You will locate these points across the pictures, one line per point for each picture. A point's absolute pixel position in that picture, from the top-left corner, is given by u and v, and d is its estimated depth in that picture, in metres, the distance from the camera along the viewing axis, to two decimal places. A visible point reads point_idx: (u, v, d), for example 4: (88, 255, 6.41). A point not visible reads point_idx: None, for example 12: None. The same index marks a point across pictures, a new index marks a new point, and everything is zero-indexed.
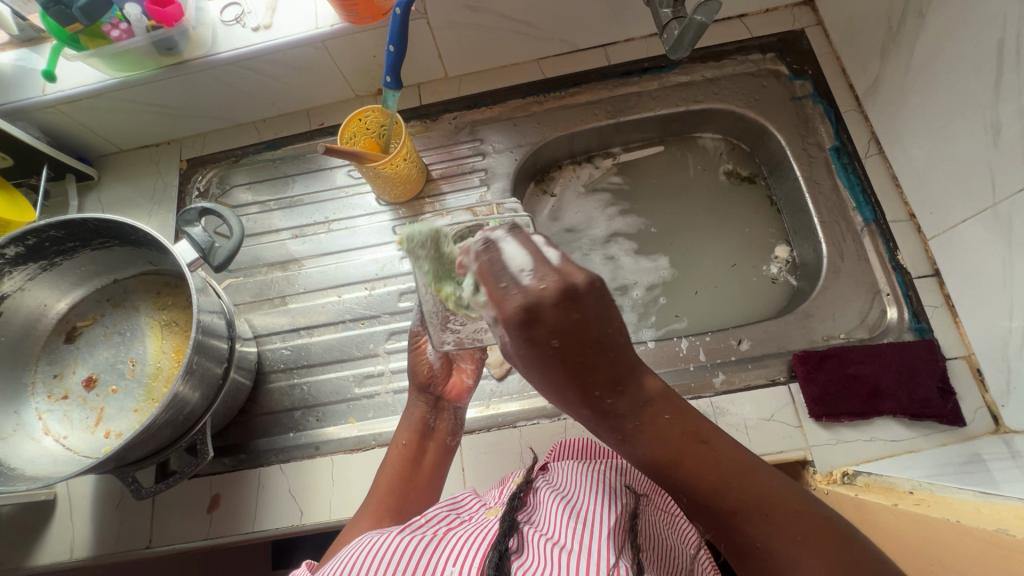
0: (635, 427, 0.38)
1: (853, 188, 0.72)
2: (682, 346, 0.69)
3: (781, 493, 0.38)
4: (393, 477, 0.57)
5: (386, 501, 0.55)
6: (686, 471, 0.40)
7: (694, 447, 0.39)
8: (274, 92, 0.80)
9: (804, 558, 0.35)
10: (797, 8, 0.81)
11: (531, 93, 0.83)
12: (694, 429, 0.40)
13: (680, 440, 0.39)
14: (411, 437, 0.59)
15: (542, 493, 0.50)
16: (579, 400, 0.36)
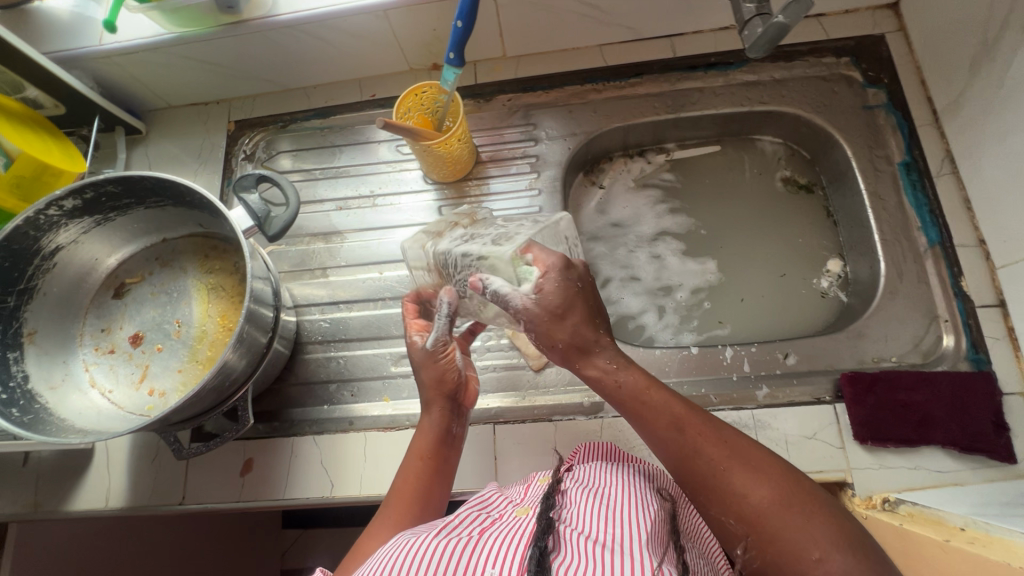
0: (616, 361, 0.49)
1: (920, 206, 0.70)
2: (726, 354, 0.67)
3: (739, 447, 0.45)
4: (414, 482, 0.54)
5: (407, 509, 0.52)
6: (650, 417, 0.48)
7: (660, 393, 0.48)
8: (330, 59, 0.79)
9: (754, 475, 0.43)
10: (879, 11, 0.77)
11: (589, 80, 0.80)
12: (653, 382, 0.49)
13: (641, 391, 0.48)
14: (431, 444, 0.56)
15: (571, 491, 0.49)
16: (578, 328, 0.49)
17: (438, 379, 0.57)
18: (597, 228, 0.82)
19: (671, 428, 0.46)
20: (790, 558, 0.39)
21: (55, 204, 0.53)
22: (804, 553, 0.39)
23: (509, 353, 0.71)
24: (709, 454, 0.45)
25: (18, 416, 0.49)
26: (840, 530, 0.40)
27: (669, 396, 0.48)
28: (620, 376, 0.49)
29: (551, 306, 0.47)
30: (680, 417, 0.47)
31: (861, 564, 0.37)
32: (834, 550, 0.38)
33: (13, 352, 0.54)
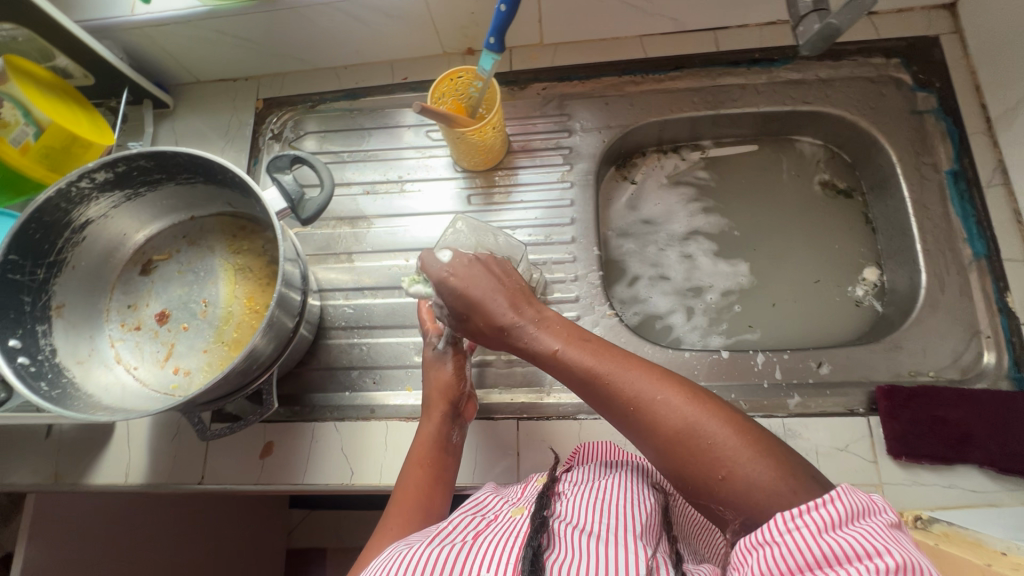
0: (535, 329, 0.50)
1: (967, 217, 0.67)
2: (758, 360, 0.66)
3: (654, 381, 0.45)
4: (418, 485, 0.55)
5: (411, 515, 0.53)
6: (564, 372, 0.48)
7: (581, 343, 0.48)
8: (363, 38, 0.77)
9: (667, 404, 0.43)
10: (934, 12, 0.74)
11: (627, 71, 0.78)
12: (564, 336, 0.49)
13: (559, 346, 0.49)
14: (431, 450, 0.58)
15: (567, 489, 0.48)
16: (490, 318, 0.51)
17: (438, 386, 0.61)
18: (627, 225, 0.81)
19: (591, 376, 0.47)
20: (702, 480, 0.41)
21: (87, 176, 0.52)
22: (713, 472, 0.41)
23: None
24: (619, 397, 0.45)
25: (46, 391, 0.49)
26: (744, 442, 0.41)
27: (579, 347, 0.48)
28: (536, 339, 0.50)
29: (465, 308, 0.52)
30: (590, 365, 0.47)
31: (764, 474, 0.39)
32: (745, 464, 0.40)
33: (42, 325, 0.54)
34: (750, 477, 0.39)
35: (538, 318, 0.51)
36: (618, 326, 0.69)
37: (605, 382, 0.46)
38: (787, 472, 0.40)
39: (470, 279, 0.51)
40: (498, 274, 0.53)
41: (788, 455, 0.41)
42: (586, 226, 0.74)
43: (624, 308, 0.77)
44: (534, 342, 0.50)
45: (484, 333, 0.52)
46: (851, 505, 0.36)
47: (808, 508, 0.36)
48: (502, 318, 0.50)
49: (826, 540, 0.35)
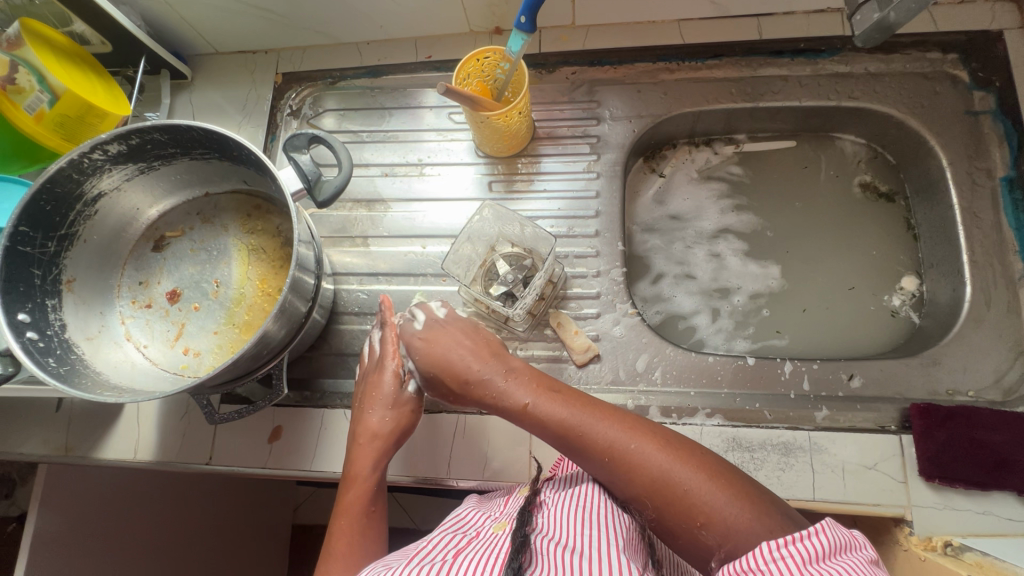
0: (501, 382, 0.51)
1: (1019, 229, 0.63)
2: (785, 369, 0.63)
3: (621, 427, 0.46)
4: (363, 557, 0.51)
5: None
6: (538, 426, 0.48)
7: (548, 396, 0.49)
8: (386, 13, 0.74)
9: (638, 451, 0.44)
10: (999, 4, 0.68)
11: (662, 58, 0.74)
12: (533, 388, 0.50)
13: (530, 399, 0.49)
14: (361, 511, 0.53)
15: (549, 504, 0.46)
16: (457, 369, 0.53)
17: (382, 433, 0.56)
18: (653, 220, 0.78)
19: (561, 429, 0.47)
20: (681, 527, 0.42)
21: (99, 147, 0.50)
22: (691, 519, 0.41)
23: (551, 345, 0.67)
24: (593, 448, 0.45)
25: (54, 367, 0.47)
26: (718, 488, 0.41)
27: (547, 400, 0.48)
28: (507, 391, 0.50)
29: (437, 369, 0.53)
30: (562, 418, 0.47)
31: (740, 512, 0.40)
32: (724, 504, 0.40)
33: (52, 299, 0.52)
34: (729, 523, 0.40)
35: (507, 373, 0.51)
36: (639, 326, 0.66)
37: (576, 434, 0.46)
38: (762, 508, 0.40)
39: (438, 340, 0.54)
40: (467, 335, 0.55)
41: (762, 494, 0.42)
42: (610, 220, 0.71)
43: (646, 306, 0.75)
44: (507, 393, 0.50)
45: (451, 389, 0.54)
46: (834, 539, 0.36)
47: (793, 539, 0.36)
48: (468, 372, 0.52)
49: (810, 572, 0.34)
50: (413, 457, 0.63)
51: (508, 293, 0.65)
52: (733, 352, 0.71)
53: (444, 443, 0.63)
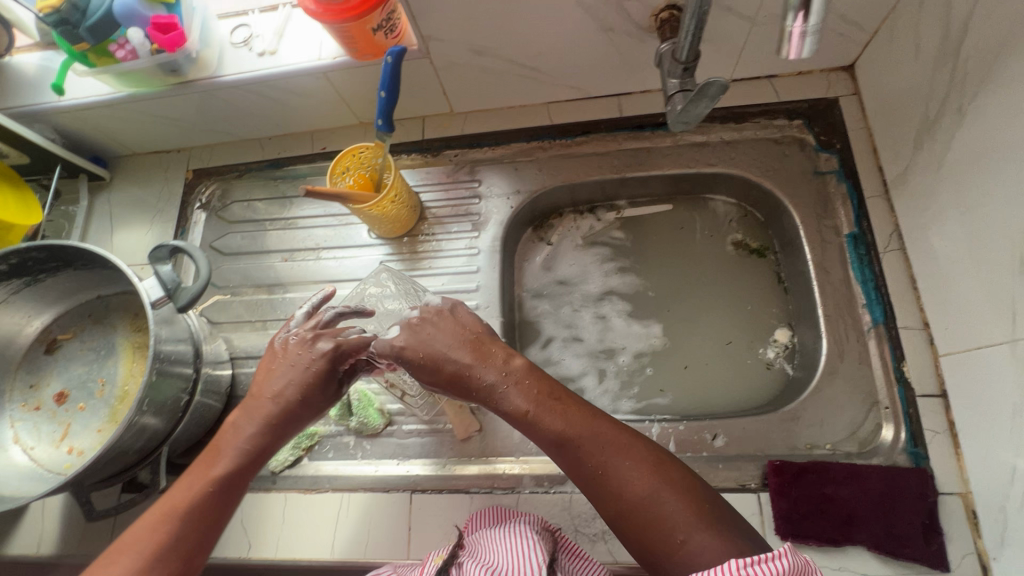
0: (504, 387, 0.49)
1: (866, 283, 0.66)
2: (652, 432, 0.65)
3: (619, 440, 0.47)
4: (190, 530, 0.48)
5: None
6: (536, 434, 0.48)
7: (546, 405, 0.48)
8: (278, 113, 0.80)
9: (629, 471, 0.45)
10: (833, 73, 0.74)
11: (535, 137, 0.79)
12: (533, 395, 0.49)
13: (530, 408, 0.48)
14: (221, 482, 0.51)
15: (465, 567, 0.47)
16: (457, 364, 0.50)
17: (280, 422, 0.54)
18: (541, 285, 0.81)
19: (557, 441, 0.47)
20: (658, 545, 0.43)
21: None
22: (671, 536, 0.42)
23: (432, 419, 0.70)
24: (587, 461, 0.46)
25: None
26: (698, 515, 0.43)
27: (549, 411, 0.48)
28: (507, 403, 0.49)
29: (419, 362, 0.52)
30: (561, 428, 0.47)
31: (714, 541, 0.41)
32: (696, 531, 0.42)
33: None
34: (704, 546, 0.41)
35: (506, 374, 0.50)
36: None
37: (576, 446, 0.47)
38: (733, 534, 0.42)
39: (422, 339, 0.52)
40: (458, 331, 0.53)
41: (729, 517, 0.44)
42: (491, 293, 0.75)
43: None
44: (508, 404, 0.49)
45: (440, 381, 0.51)
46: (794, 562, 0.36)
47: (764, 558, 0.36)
48: (469, 378, 0.50)
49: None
50: (301, 538, 0.64)
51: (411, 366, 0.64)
52: (618, 413, 0.73)
53: (329, 523, 0.65)
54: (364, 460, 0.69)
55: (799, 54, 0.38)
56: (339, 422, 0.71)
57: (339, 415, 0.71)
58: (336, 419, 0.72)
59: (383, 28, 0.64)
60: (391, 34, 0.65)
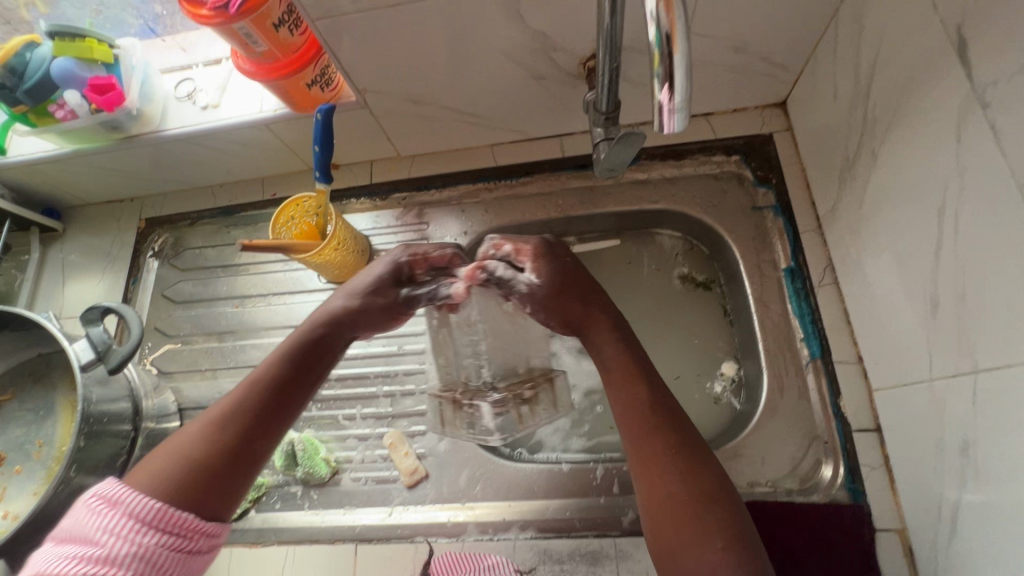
0: (603, 339, 0.56)
1: (803, 317, 0.67)
2: (597, 473, 0.65)
3: (706, 455, 0.50)
4: (258, 415, 0.51)
5: (233, 469, 0.49)
6: (623, 394, 0.53)
7: (632, 380, 0.53)
8: (227, 162, 0.81)
9: (698, 476, 0.48)
10: (767, 110, 0.76)
11: (482, 178, 0.81)
12: (631, 367, 0.54)
13: (625, 368, 0.54)
14: (292, 373, 0.54)
15: None
16: (582, 292, 0.57)
17: (361, 315, 0.58)
18: None
19: (644, 410, 0.52)
20: (688, 542, 0.45)
21: None
22: (709, 539, 0.44)
23: (379, 465, 0.70)
24: (666, 441, 0.50)
25: None
26: (735, 515, 0.46)
27: (642, 381, 0.53)
28: (611, 358, 0.55)
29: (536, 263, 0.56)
30: (648, 402, 0.52)
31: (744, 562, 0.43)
32: (733, 550, 0.44)
33: None
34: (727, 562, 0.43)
35: (620, 338, 0.56)
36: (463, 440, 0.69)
37: (650, 423, 0.51)
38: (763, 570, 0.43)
39: (568, 261, 0.58)
40: (562, 256, 0.58)
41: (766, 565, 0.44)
42: None
43: None
44: (609, 356, 0.55)
45: (552, 300, 0.56)
46: None
47: None
48: (584, 315, 0.57)
49: None
50: None
51: (481, 388, 0.56)
52: (569, 452, 0.73)
53: None
54: (311, 511, 0.69)
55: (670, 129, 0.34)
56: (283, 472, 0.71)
57: (284, 465, 0.71)
58: (281, 469, 0.71)
59: (317, 82, 0.65)
60: (327, 87, 0.67)
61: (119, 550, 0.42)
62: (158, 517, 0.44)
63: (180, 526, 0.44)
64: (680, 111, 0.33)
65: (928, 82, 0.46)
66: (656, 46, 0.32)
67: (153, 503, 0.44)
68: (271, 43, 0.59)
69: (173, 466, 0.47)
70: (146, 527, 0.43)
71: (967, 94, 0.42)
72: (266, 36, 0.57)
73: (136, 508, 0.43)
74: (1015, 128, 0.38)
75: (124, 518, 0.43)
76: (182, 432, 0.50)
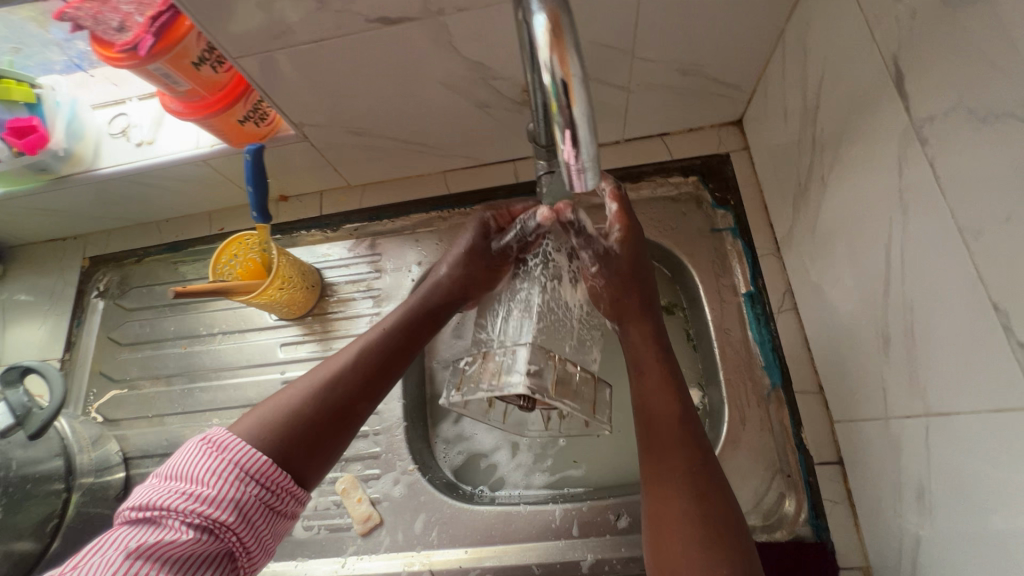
0: (641, 339, 0.61)
1: (764, 343, 0.65)
2: (556, 514, 0.63)
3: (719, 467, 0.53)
4: (360, 383, 0.56)
5: (336, 428, 0.53)
6: (651, 400, 0.57)
7: (665, 391, 0.57)
8: (170, 198, 0.78)
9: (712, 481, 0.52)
10: (723, 128, 0.74)
11: (435, 207, 0.78)
12: (664, 377, 0.58)
13: (660, 373, 0.58)
14: (395, 346, 0.60)
15: None
16: (638, 282, 0.62)
17: (464, 279, 0.66)
18: (453, 355, 0.77)
19: (671, 420, 0.55)
20: (690, 535, 0.48)
21: None
22: (709, 537, 0.48)
23: (332, 512, 0.67)
24: (688, 449, 0.53)
25: None
26: (733, 531, 0.49)
27: (672, 396, 0.57)
28: (645, 356, 0.60)
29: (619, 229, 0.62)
30: (676, 412, 0.56)
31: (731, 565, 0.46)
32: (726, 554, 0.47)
33: None
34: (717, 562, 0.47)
35: (654, 338, 0.61)
36: (418, 483, 0.67)
37: (681, 433, 0.54)
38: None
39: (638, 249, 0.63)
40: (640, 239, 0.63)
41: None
42: None
43: (449, 447, 0.74)
44: (642, 356, 0.60)
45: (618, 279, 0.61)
46: None
47: None
48: (631, 304, 0.62)
49: None
50: None
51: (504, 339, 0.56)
52: (531, 488, 0.70)
53: None
54: None
55: (581, 188, 0.33)
56: None
57: None
58: None
59: (251, 117, 0.62)
60: (262, 121, 0.64)
61: (223, 494, 0.45)
62: (262, 469, 0.47)
63: (277, 484, 0.48)
64: (590, 170, 0.32)
65: (869, 112, 0.45)
66: (553, 96, 0.29)
67: (262, 456, 0.48)
68: (194, 82, 0.56)
69: (282, 419, 0.51)
70: (249, 478, 0.47)
71: (905, 127, 0.40)
72: (186, 74, 0.55)
73: (243, 458, 0.47)
74: (953, 166, 0.36)
75: (232, 466, 0.46)
76: (292, 387, 0.55)
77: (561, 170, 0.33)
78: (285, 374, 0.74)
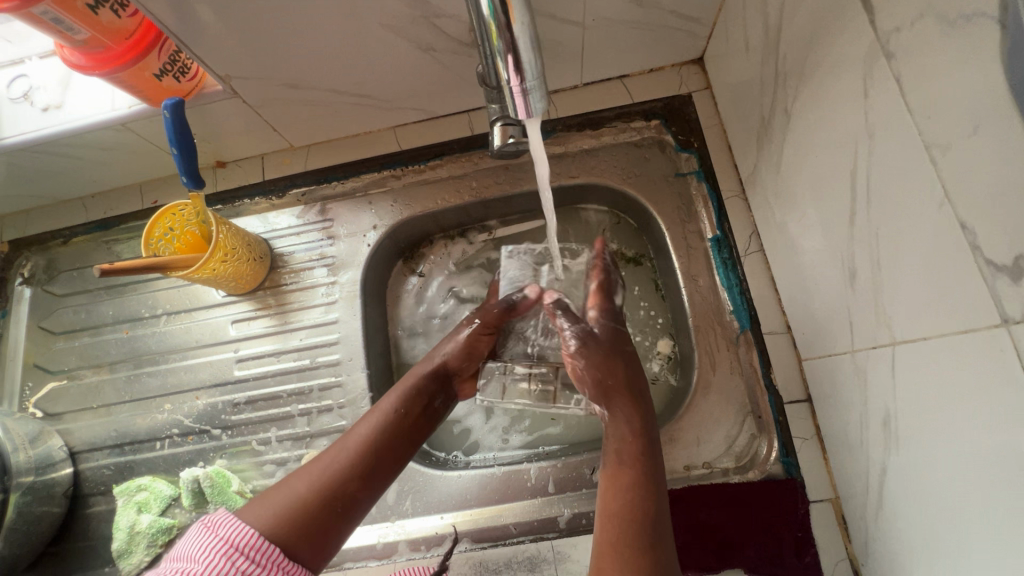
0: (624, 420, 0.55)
1: (731, 288, 0.64)
2: (531, 474, 0.62)
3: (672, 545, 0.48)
4: (372, 469, 0.51)
5: (340, 518, 0.48)
6: (619, 487, 0.51)
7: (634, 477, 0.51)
8: (92, 171, 0.71)
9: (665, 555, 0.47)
10: (684, 67, 0.71)
11: (386, 165, 0.73)
12: (636, 460, 0.52)
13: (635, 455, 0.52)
14: (404, 430, 0.55)
15: None
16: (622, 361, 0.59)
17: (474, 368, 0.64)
18: (416, 322, 0.75)
19: (637, 505, 0.49)
20: None
21: None
22: None
23: None
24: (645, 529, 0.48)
25: None
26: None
27: (644, 473, 0.51)
28: (627, 434, 0.54)
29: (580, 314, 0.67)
30: (637, 496, 0.50)
31: None
32: None
33: None
34: None
35: (633, 411, 0.56)
36: None
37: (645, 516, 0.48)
38: None
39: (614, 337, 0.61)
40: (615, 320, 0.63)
41: None
42: (355, 344, 0.69)
43: None
44: (625, 434, 0.54)
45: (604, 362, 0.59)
46: None
47: None
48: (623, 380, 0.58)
49: None
50: None
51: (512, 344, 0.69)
52: (507, 449, 0.69)
53: None
54: None
55: (529, 111, 0.37)
56: (196, 510, 0.64)
57: (191, 499, 0.64)
58: (191, 509, 0.64)
59: (168, 71, 0.56)
60: (184, 76, 0.58)
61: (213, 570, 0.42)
62: (253, 542, 0.44)
63: (269, 558, 0.43)
64: (534, 90, 0.37)
65: (831, 33, 0.42)
66: (492, 17, 0.32)
67: (251, 529, 0.44)
68: (93, 29, 0.51)
69: (285, 517, 0.46)
70: (242, 553, 0.43)
71: (871, 44, 0.38)
72: (82, 20, 0.50)
73: (234, 534, 0.44)
74: (920, 82, 0.34)
75: (223, 541, 0.43)
76: (296, 476, 0.50)
77: (506, 93, 0.37)
78: (239, 353, 0.70)
